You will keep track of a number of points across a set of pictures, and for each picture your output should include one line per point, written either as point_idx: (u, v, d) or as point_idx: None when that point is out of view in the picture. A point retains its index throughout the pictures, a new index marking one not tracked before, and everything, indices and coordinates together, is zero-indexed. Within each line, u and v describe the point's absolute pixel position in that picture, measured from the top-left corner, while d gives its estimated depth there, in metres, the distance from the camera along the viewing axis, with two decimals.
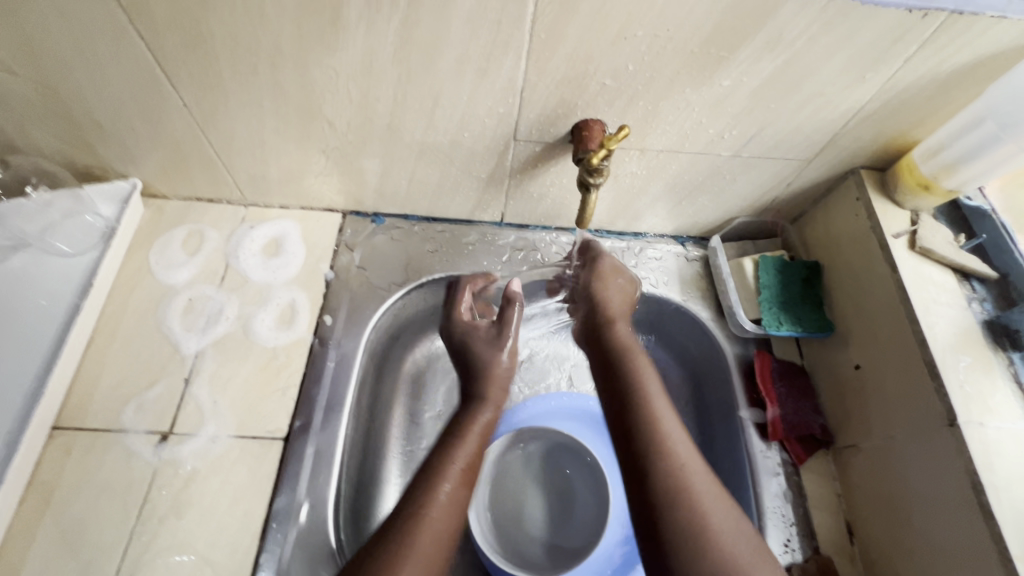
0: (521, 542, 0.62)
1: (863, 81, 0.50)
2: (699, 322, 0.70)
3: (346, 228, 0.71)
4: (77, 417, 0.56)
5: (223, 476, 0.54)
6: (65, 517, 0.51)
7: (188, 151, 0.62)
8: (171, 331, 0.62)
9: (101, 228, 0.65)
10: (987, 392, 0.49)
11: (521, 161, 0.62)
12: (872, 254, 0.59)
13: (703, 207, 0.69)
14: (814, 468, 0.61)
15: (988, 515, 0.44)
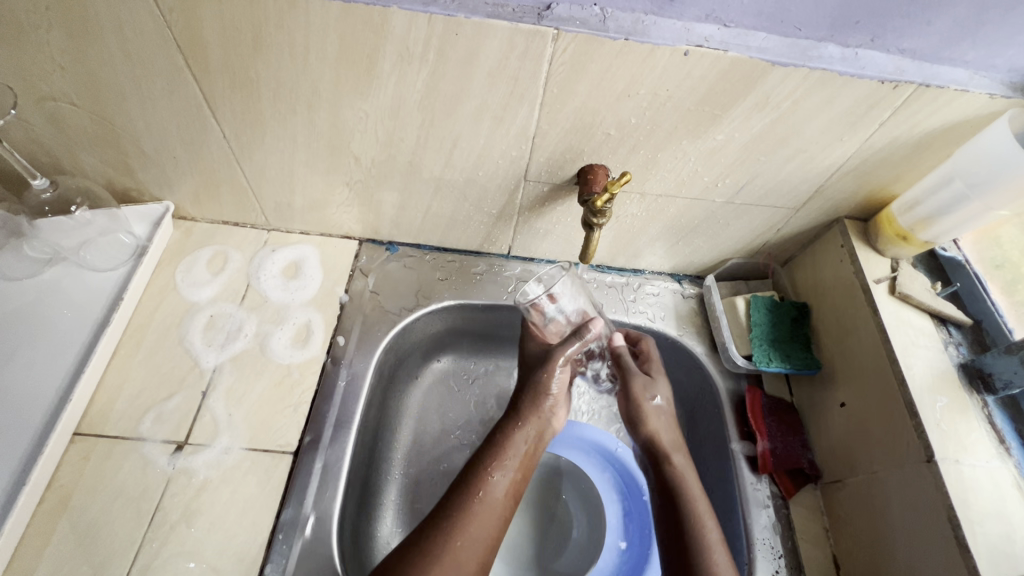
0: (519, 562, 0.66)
1: (842, 141, 0.56)
2: (693, 356, 0.73)
3: (362, 255, 0.75)
4: (97, 424, 0.59)
5: (234, 487, 0.56)
6: (80, 520, 0.53)
7: (222, 178, 0.67)
8: (192, 346, 0.65)
9: (133, 247, 0.69)
10: (963, 431, 0.52)
11: (530, 200, 0.66)
12: (855, 297, 0.63)
13: (699, 248, 0.74)
14: (802, 501, 0.63)
15: (964, 548, 0.46)
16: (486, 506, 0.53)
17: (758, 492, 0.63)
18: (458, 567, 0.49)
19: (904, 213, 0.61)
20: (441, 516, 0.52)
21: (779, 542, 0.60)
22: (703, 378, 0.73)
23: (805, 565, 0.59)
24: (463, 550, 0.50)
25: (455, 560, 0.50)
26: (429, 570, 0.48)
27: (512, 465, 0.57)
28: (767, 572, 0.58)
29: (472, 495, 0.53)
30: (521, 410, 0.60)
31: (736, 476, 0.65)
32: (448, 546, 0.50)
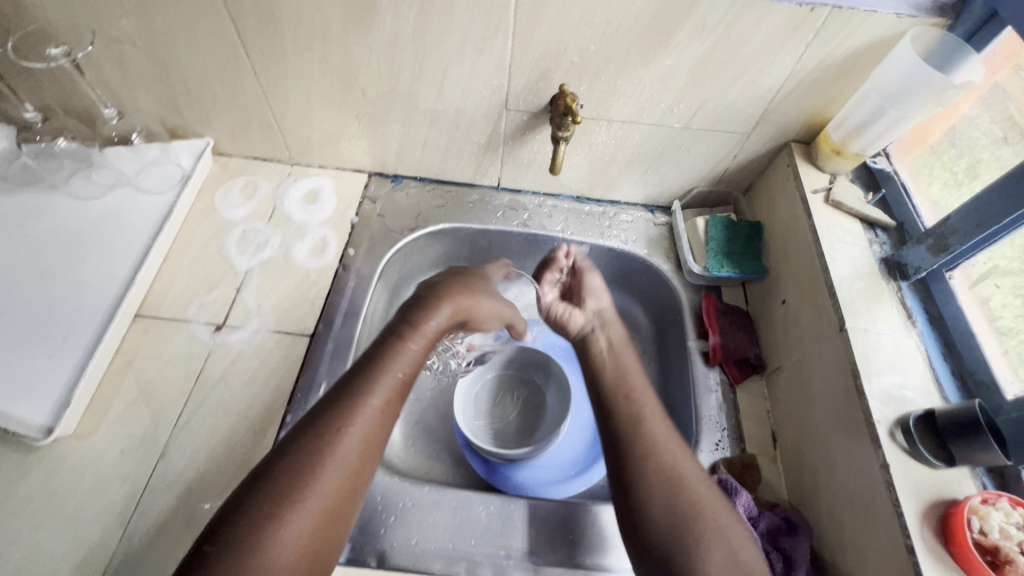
0: (499, 437, 0.75)
1: (775, 64, 0.64)
2: (660, 273, 0.83)
3: (371, 186, 0.87)
4: (154, 308, 0.72)
5: (263, 358, 0.69)
6: (140, 377, 0.66)
7: (253, 114, 0.79)
8: (228, 253, 0.77)
9: (180, 176, 0.82)
10: (875, 308, 0.61)
11: (513, 129, 0.77)
12: (796, 207, 0.71)
13: (666, 175, 0.83)
14: (748, 387, 0.72)
15: (860, 392, 0.55)
16: (375, 402, 0.53)
17: (708, 379, 0.73)
18: (336, 473, 0.49)
19: (836, 128, 0.69)
20: (313, 433, 0.50)
21: (724, 418, 0.70)
22: (669, 290, 0.82)
23: (746, 436, 0.69)
24: (342, 457, 0.49)
25: (333, 466, 0.49)
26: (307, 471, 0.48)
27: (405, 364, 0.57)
28: (710, 441, 0.68)
29: (358, 403, 0.52)
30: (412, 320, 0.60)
31: (690, 367, 0.74)
32: (332, 444, 0.49)
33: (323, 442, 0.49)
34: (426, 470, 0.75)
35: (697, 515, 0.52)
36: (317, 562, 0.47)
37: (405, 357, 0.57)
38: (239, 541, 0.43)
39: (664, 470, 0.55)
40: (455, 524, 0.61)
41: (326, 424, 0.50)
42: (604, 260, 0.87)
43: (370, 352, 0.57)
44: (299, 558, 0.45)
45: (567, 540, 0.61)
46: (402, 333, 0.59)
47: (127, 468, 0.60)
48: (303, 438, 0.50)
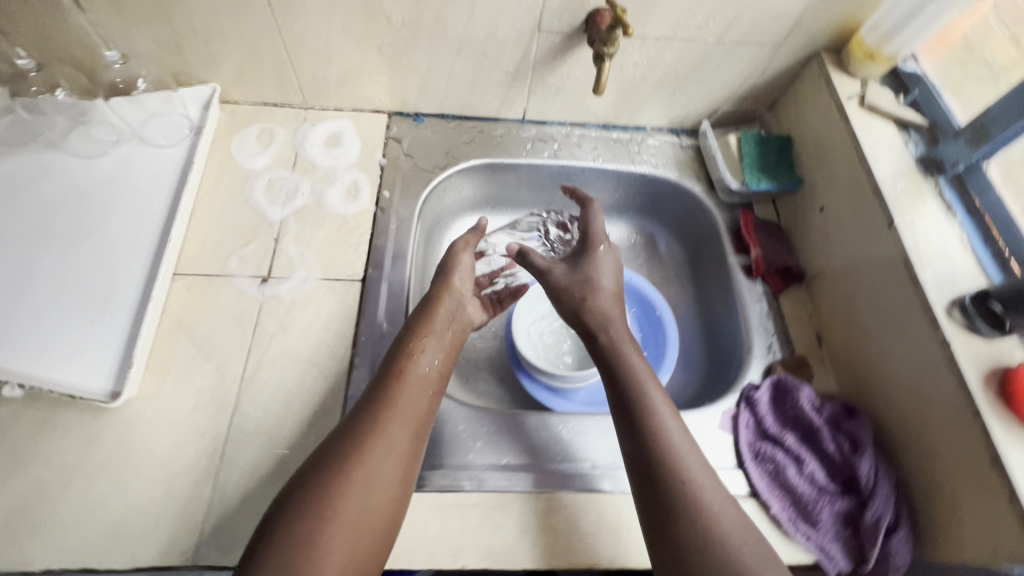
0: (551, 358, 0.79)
1: None
2: (692, 194, 0.84)
3: (393, 126, 0.83)
4: (191, 265, 0.68)
5: (318, 305, 0.67)
6: (195, 335, 0.63)
7: (264, 53, 0.74)
8: (258, 204, 0.73)
9: (189, 127, 0.77)
10: (918, 203, 0.64)
11: (544, 53, 0.74)
12: (831, 114, 0.73)
13: (693, 96, 0.83)
14: (789, 295, 0.76)
15: (915, 281, 0.58)
16: (415, 384, 0.58)
17: (753, 290, 0.76)
18: (391, 449, 0.53)
19: (871, 32, 0.70)
20: (361, 418, 0.54)
21: (771, 324, 0.73)
22: (702, 211, 0.84)
23: (793, 339, 0.72)
24: (390, 435, 0.53)
25: (381, 442, 0.52)
26: (356, 451, 0.51)
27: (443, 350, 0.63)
28: (762, 346, 0.71)
29: (402, 388, 0.57)
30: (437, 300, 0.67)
31: (733, 281, 0.77)
32: (386, 426, 0.54)
33: (373, 422, 0.54)
34: (487, 403, 0.76)
35: (710, 503, 0.50)
36: (377, 533, 0.49)
37: (430, 348, 0.62)
38: (298, 511, 0.47)
39: (657, 442, 0.54)
40: (539, 444, 0.63)
41: (369, 409, 0.55)
42: (634, 187, 0.88)
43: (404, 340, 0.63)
44: (362, 536, 0.48)
45: (546, 456, 0.62)
46: (421, 326, 0.64)
47: (202, 423, 0.58)
48: (351, 423, 0.54)
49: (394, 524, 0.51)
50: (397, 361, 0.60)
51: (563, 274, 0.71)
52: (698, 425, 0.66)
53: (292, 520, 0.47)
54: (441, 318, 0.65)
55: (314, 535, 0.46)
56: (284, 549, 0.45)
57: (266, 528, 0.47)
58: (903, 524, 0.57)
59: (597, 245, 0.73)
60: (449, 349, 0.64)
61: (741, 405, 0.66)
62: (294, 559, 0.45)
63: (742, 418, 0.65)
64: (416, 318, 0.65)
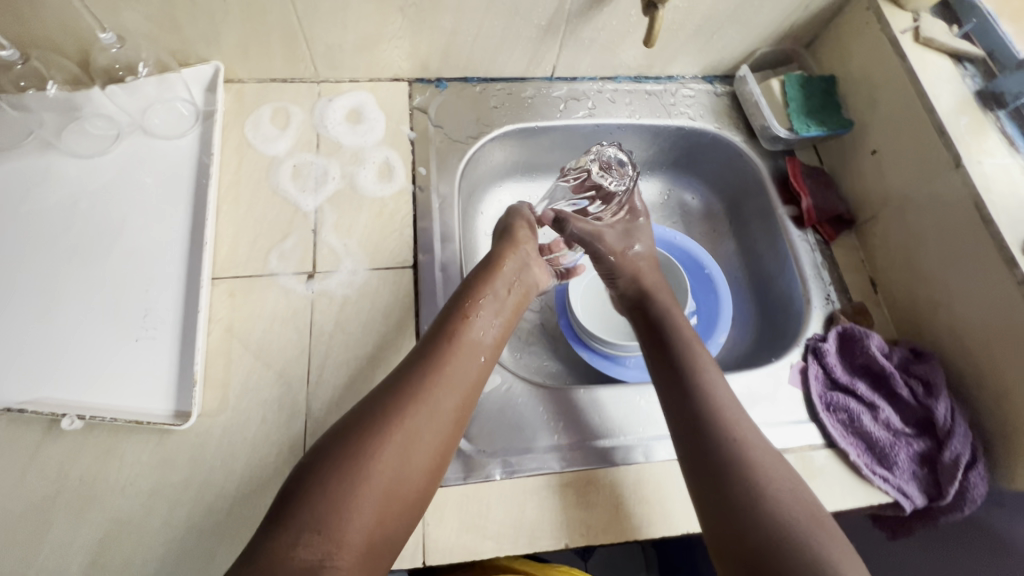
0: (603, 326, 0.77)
1: None
2: (733, 145, 0.81)
3: (415, 95, 0.77)
4: (229, 267, 0.63)
5: (372, 297, 0.64)
6: (249, 342, 0.60)
7: (273, 24, 0.66)
8: (288, 193, 0.68)
9: (194, 113, 0.70)
10: (982, 140, 0.62)
11: (580, 3, 0.69)
12: (884, 51, 0.70)
13: (731, 39, 0.78)
14: (841, 242, 0.75)
15: (988, 221, 0.58)
16: (468, 349, 0.55)
17: (805, 241, 0.75)
18: (438, 417, 0.50)
19: None
20: (409, 378, 0.51)
21: (826, 274, 0.73)
22: (744, 163, 0.81)
23: (849, 287, 0.72)
24: (437, 401, 0.51)
25: (426, 405, 0.50)
26: (401, 411, 0.49)
27: (501, 317, 0.61)
28: (820, 296, 0.71)
29: (458, 355, 0.54)
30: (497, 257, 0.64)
31: (785, 233, 0.76)
32: (434, 392, 0.51)
33: (419, 384, 0.51)
34: (547, 379, 0.75)
35: (749, 450, 0.51)
36: (413, 498, 0.47)
37: (488, 312, 0.59)
38: (334, 469, 0.45)
39: (713, 403, 0.55)
40: (619, 417, 0.63)
41: (420, 369, 0.52)
42: (671, 142, 0.84)
43: (457, 300, 0.59)
44: (394, 490, 0.46)
45: (608, 431, 0.62)
46: (484, 286, 0.61)
47: (276, 434, 0.56)
48: (398, 381, 0.52)
49: (429, 491, 0.49)
50: (454, 323, 0.57)
51: (613, 240, 0.70)
52: (768, 380, 0.66)
53: (328, 474, 0.45)
54: (503, 280, 0.62)
55: (353, 493, 0.44)
56: (326, 499, 0.43)
57: (299, 481, 0.45)
58: (979, 459, 0.59)
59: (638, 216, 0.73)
60: (509, 315, 0.62)
61: (809, 357, 0.66)
62: (328, 514, 0.43)
63: (811, 370, 0.65)
64: (478, 280, 0.61)
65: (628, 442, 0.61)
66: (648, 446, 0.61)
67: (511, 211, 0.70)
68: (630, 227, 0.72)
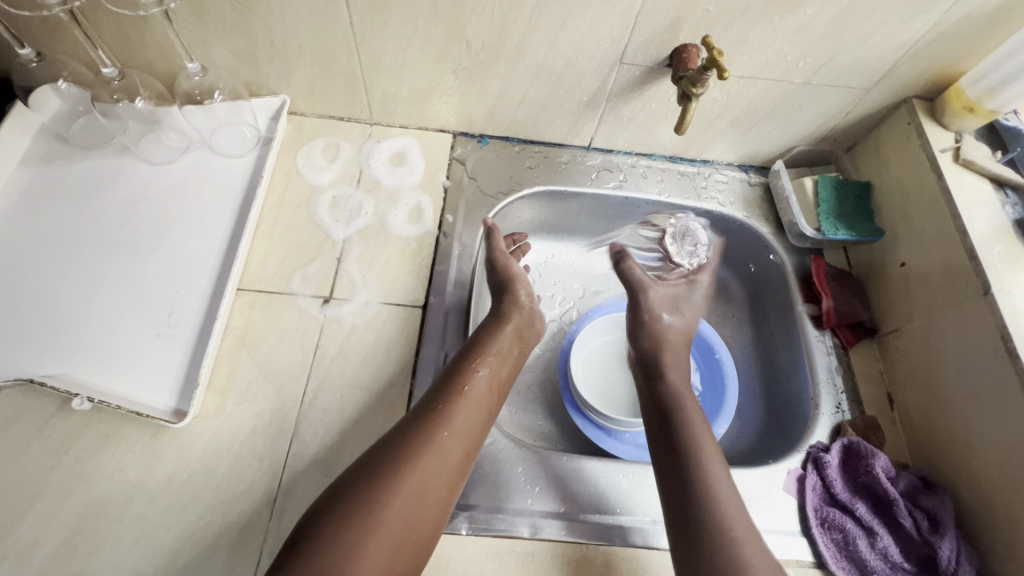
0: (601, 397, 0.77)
1: (918, 18, 0.61)
2: (760, 236, 0.81)
3: (457, 147, 0.82)
4: (255, 281, 0.68)
5: (378, 331, 0.66)
6: (256, 354, 0.63)
7: (339, 70, 0.73)
8: (322, 221, 0.73)
9: (257, 137, 0.77)
10: (1017, 271, 0.60)
11: (622, 84, 0.72)
12: (921, 167, 0.70)
13: (769, 134, 0.80)
14: (860, 350, 0.73)
15: (1013, 356, 0.55)
16: (474, 396, 0.56)
17: (822, 342, 0.73)
18: (443, 462, 0.51)
19: (972, 85, 0.67)
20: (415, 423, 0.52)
21: (840, 380, 0.70)
22: (770, 254, 0.81)
23: (863, 398, 0.69)
24: (443, 448, 0.51)
25: (434, 454, 0.51)
26: (409, 457, 0.50)
27: (504, 364, 0.61)
28: (830, 403, 0.68)
29: (462, 404, 0.55)
30: (502, 314, 0.66)
31: (801, 331, 0.74)
32: (440, 438, 0.52)
33: (425, 433, 0.52)
34: (538, 440, 0.74)
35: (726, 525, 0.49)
36: (420, 550, 0.48)
37: (495, 364, 0.60)
38: (347, 518, 0.45)
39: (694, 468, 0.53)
40: (598, 491, 0.61)
41: (427, 415, 0.53)
42: (699, 223, 0.85)
43: (467, 350, 0.61)
44: (402, 538, 0.46)
45: (585, 505, 0.60)
46: (492, 340, 0.62)
47: (260, 448, 0.58)
48: (407, 427, 0.53)
49: (434, 541, 0.49)
50: (458, 368, 0.58)
51: (659, 297, 0.72)
52: (763, 482, 0.63)
53: (338, 525, 0.45)
54: (507, 336, 0.63)
55: (360, 544, 0.44)
56: (338, 541, 0.44)
57: (310, 529, 0.45)
58: None
59: (697, 286, 0.77)
60: (511, 367, 0.62)
61: (808, 466, 0.63)
62: (340, 561, 0.43)
63: (809, 480, 0.62)
64: (483, 335, 0.63)
65: (601, 519, 0.59)
66: (621, 528, 0.59)
67: (497, 265, 0.71)
68: (678, 298, 0.73)
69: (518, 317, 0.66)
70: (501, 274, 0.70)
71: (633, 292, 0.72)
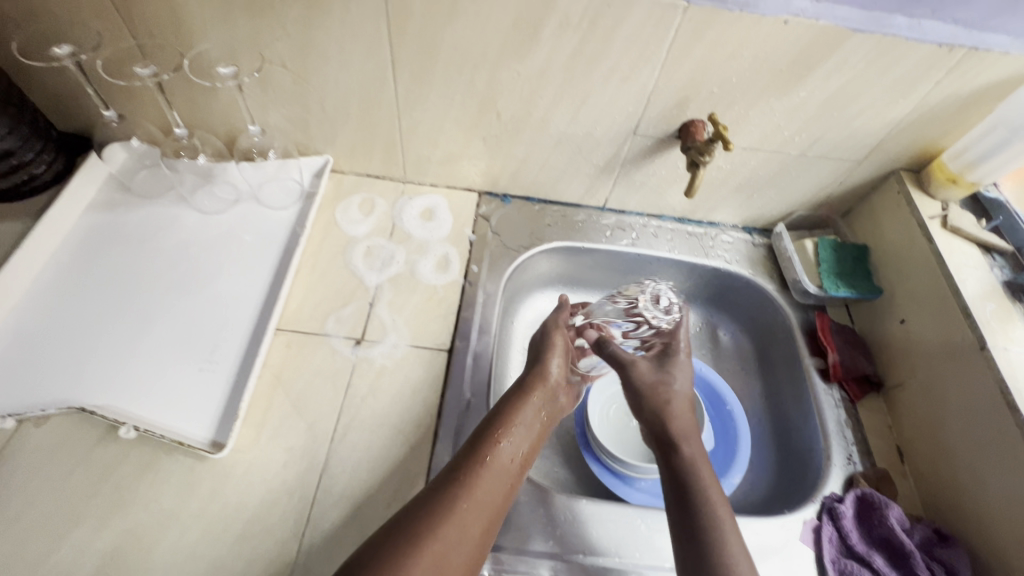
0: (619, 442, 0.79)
1: (898, 102, 0.69)
2: (765, 293, 0.86)
3: (482, 205, 0.89)
4: (292, 322, 0.72)
5: (406, 371, 0.70)
6: (290, 391, 0.66)
7: (381, 135, 0.81)
8: (357, 269, 0.78)
9: (299, 192, 0.84)
10: (1010, 328, 0.64)
11: (635, 152, 0.80)
12: (912, 232, 0.76)
13: (770, 200, 0.87)
14: (868, 404, 0.75)
15: (1013, 409, 0.58)
16: (499, 471, 0.58)
17: (830, 395, 0.75)
18: (465, 538, 0.51)
19: (954, 159, 0.74)
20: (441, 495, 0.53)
21: (850, 433, 0.72)
22: (776, 310, 0.85)
23: (874, 451, 0.71)
24: (466, 524, 0.52)
25: (456, 528, 0.51)
26: (432, 531, 0.50)
27: (526, 440, 0.62)
28: (842, 455, 0.70)
29: (487, 477, 0.56)
30: (528, 383, 0.67)
31: (809, 384, 0.77)
32: (463, 514, 0.52)
33: (445, 507, 0.52)
34: (556, 486, 0.75)
35: None
36: None
37: (517, 436, 0.61)
38: None
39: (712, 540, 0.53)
40: (616, 536, 0.63)
41: (453, 488, 0.54)
42: (707, 280, 0.90)
43: (492, 420, 0.62)
44: None
45: (604, 549, 0.61)
46: (516, 411, 0.63)
47: (292, 481, 0.60)
48: (433, 498, 0.53)
49: None
50: (484, 439, 0.59)
51: (648, 370, 0.67)
52: (779, 531, 0.63)
53: None
54: (532, 408, 0.64)
55: None
56: None
57: None
58: None
59: (677, 352, 0.70)
60: (533, 441, 0.63)
61: (824, 516, 0.64)
62: None
63: (825, 531, 0.63)
64: (509, 406, 0.64)
65: (618, 565, 0.61)
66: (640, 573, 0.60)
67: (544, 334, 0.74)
68: (665, 360, 0.69)
69: (543, 387, 0.67)
70: (541, 338, 0.74)
71: (624, 373, 0.68)
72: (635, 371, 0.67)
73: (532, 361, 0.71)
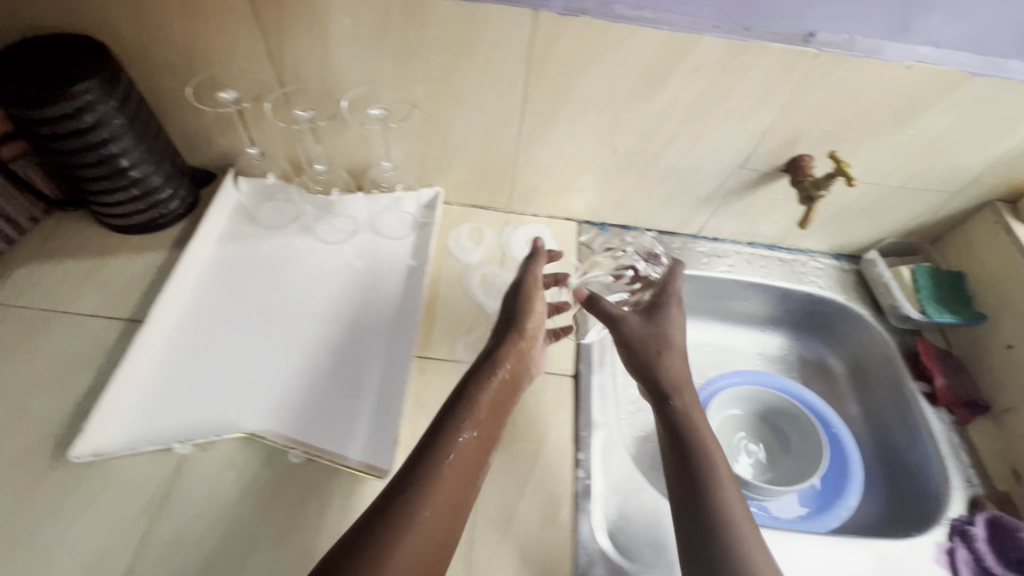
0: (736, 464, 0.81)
1: (1003, 139, 0.73)
2: (862, 318, 0.89)
3: (582, 234, 0.93)
4: (423, 349, 0.75)
5: (538, 397, 0.72)
6: (433, 417, 0.69)
7: (494, 169, 0.85)
8: (477, 297, 0.82)
9: (412, 222, 0.88)
10: None
11: (739, 184, 0.84)
12: (1015, 260, 0.79)
13: (862, 228, 0.90)
14: (978, 427, 0.77)
15: None
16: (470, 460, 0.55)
17: (939, 419, 0.78)
18: (431, 531, 0.50)
19: None
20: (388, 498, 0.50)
21: (965, 456, 0.74)
22: (873, 335, 0.88)
23: (991, 473, 0.73)
24: (433, 519, 0.50)
25: (416, 525, 0.49)
26: (399, 532, 0.48)
27: (486, 426, 0.59)
28: (961, 477, 0.72)
29: (446, 468, 0.54)
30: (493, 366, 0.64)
31: (917, 407, 0.79)
32: (428, 510, 0.50)
33: (400, 504, 0.50)
34: None
35: None
36: None
37: (478, 423, 0.59)
38: None
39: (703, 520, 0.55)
40: None
41: (414, 484, 0.52)
42: (800, 305, 0.93)
43: (450, 407, 0.59)
44: None
45: None
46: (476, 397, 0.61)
47: None
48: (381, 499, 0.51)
49: None
50: (441, 428, 0.57)
51: (637, 325, 0.71)
52: (914, 554, 0.65)
53: None
54: (489, 391, 0.62)
55: None
56: None
57: None
58: None
59: (668, 305, 0.73)
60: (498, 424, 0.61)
61: (956, 539, 0.66)
62: None
63: (960, 553, 0.65)
64: (471, 392, 0.61)
65: None
66: None
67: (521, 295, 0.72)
68: (653, 313, 0.72)
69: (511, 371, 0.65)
70: (518, 300, 0.72)
71: (616, 328, 0.71)
72: (626, 324, 0.71)
73: (500, 334, 0.69)
